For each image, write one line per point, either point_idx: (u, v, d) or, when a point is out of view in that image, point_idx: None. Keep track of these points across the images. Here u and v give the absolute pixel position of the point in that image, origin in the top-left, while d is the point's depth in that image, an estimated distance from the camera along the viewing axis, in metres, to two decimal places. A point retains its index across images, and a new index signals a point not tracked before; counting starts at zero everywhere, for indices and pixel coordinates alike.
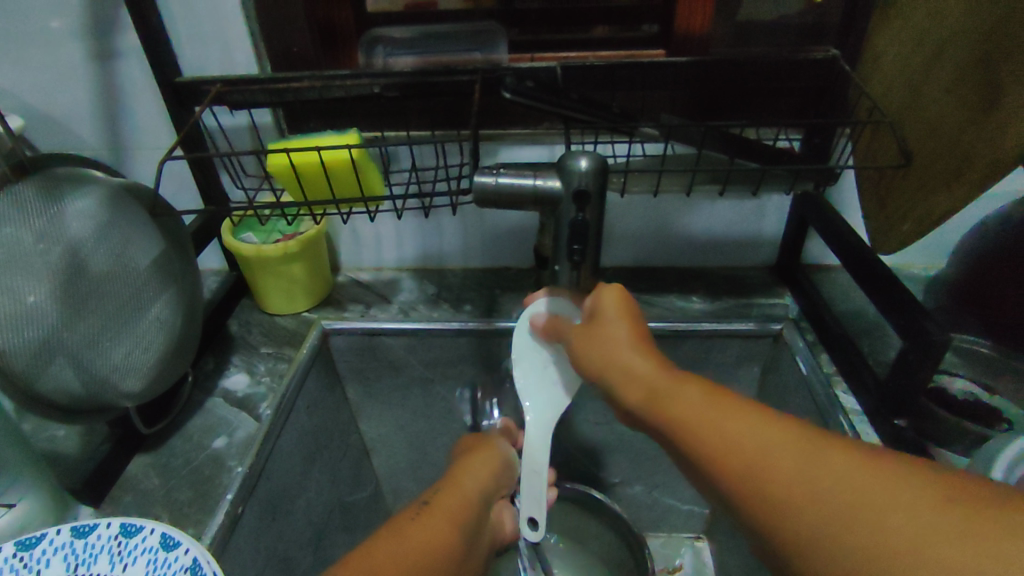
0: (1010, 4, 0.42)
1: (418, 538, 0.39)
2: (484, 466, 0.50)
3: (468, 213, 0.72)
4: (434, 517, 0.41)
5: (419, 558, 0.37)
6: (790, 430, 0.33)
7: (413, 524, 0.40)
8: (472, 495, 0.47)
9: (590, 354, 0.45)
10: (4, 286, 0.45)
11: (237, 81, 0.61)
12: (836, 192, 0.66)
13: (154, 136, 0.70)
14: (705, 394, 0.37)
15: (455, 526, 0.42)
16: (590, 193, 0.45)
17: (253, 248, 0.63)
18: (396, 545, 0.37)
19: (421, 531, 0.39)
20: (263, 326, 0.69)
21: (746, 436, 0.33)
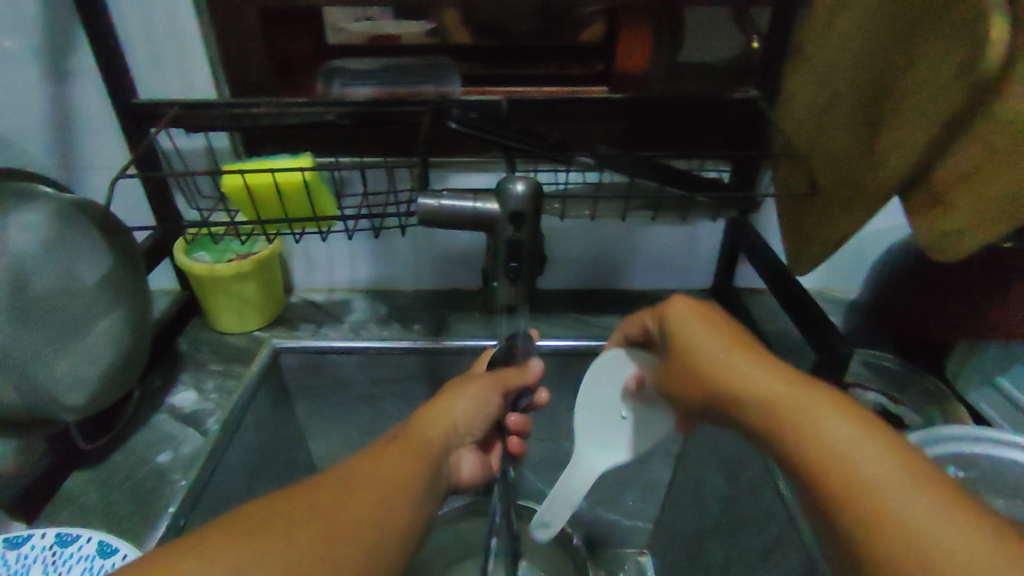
0: (890, 56, 0.48)
1: (378, 473, 0.38)
2: (461, 406, 0.51)
3: (419, 235, 0.75)
4: (392, 457, 0.41)
5: (379, 494, 0.37)
6: (954, 504, 0.27)
7: (373, 457, 0.40)
8: (437, 432, 0.48)
9: (710, 363, 0.37)
10: None
11: (194, 106, 0.63)
12: (762, 219, 0.72)
13: (108, 156, 0.71)
14: (859, 427, 0.31)
15: (417, 463, 0.42)
16: (525, 215, 0.48)
17: (204, 266, 0.64)
18: (344, 471, 0.37)
19: (376, 464, 0.39)
20: (212, 344, 0.70)
21: (901, 500, 0.28)
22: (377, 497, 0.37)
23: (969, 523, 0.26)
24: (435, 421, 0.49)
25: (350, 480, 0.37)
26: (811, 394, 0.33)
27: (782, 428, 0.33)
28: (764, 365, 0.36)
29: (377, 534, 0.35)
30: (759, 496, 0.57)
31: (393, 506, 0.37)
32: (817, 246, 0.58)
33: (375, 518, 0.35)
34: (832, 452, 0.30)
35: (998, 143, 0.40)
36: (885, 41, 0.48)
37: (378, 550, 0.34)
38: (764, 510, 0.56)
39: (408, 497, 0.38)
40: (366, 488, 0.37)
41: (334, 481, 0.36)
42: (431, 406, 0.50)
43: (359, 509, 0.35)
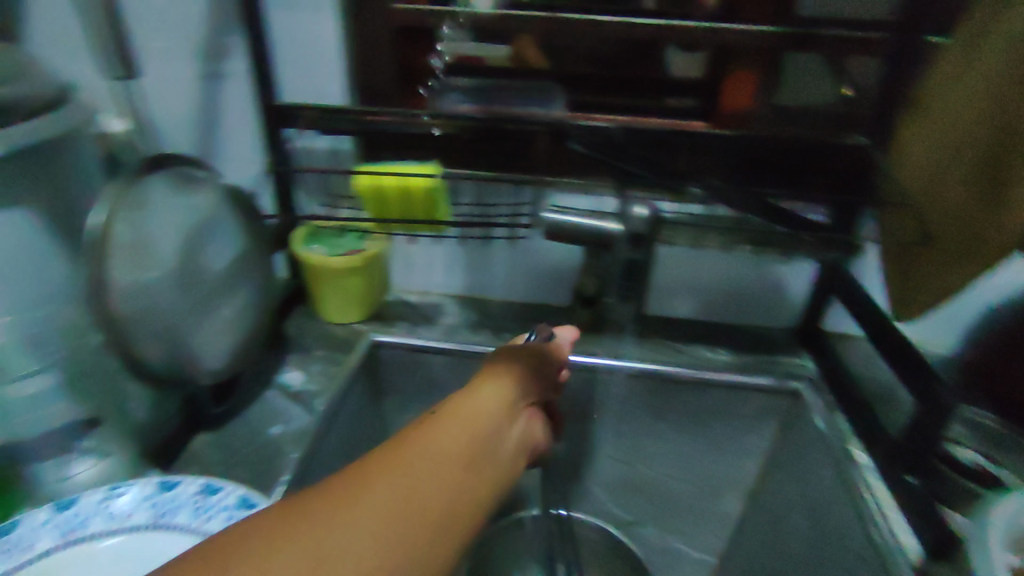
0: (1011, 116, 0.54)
1: (445, 454, 0.34)
2: (494, 389, 0.43)
3: (516, 249, 0.78)
4: (457, 431, 0.37)
5: (446, 476, 0.33)
6: None
7: (436, 429, 0.35)
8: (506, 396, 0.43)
9: None
10: (136, 263, 0.49)
11: (329, 110, 0.68)
12: (860, 263, 0.71)
13: (242, 151, 0.77)
14: None
15: (480, 440, 0.37)
16: (646, 237, 0.50)
17: (320, 258, 0.69)
18: (411, 440, 0.34)
19: (437, 435, 0.35)
20: (318, 331, 0.74)
21: None
22: (442, 482, 0.33)
23: None
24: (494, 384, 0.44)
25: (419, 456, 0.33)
26: None
27: None
28: None
29: (442, 519, 0.31)
30: (846, 539, 0.57)
31: (460, 493, 0.33)
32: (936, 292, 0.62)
33: (441, 503, 0.32)
34: None
35: None
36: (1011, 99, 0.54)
37: (445, 535, 0.31)
38: (851, 554, 0.56)
39: (474, 480, 0.35)
40: (430, 464, 0.33)
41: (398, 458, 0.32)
42: (480, 375, 0.45)
43: (425, 489, 0.31)
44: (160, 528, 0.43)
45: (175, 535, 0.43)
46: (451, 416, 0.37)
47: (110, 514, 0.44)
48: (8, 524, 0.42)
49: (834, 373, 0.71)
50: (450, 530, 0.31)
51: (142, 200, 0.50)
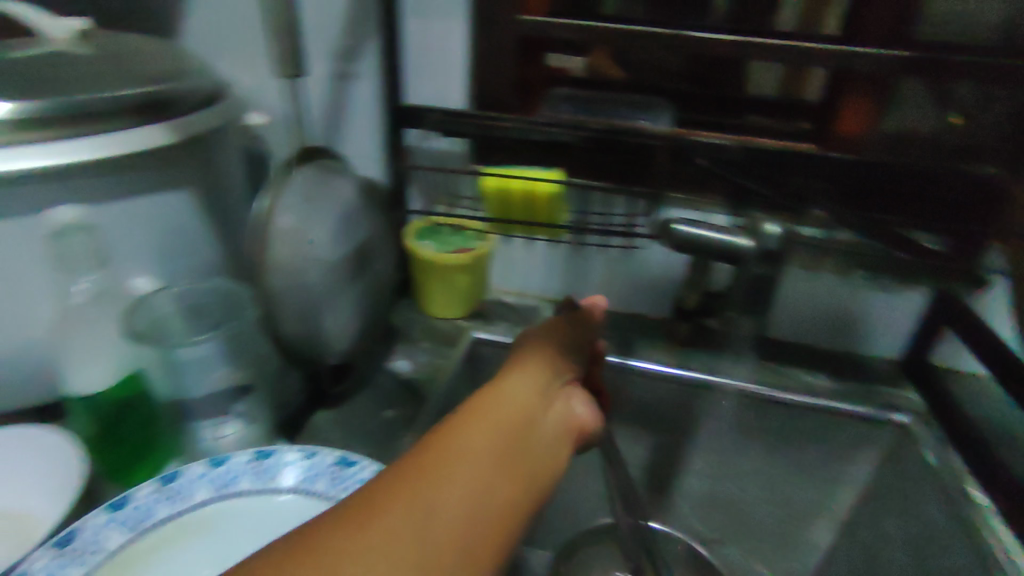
0: None
1: (474, 460, 0.32)
2: (523, 377, 0.40)
3: (617, 258, 0.79)
4: (487, 429, 0.34)
5: (472, 483, 0.31)
6: None
7: (463, 432, 0.33)
8: (535, 386, 0.41)
9: None
10: (291, 244, 0.53)
11: (454, 114, 0.71)
12: (983, 297, 0.69)
13: (362, 148, 0.80)
14: None
15: (514, 440, 0.35)
16: (777, 254, 0.53)
17: (434, 253, 0.72)
18: (431, 446, 0.32)
19: (462, 436, 0.33)
20: (422, 324, 0.77)
21: None
22: (468, 492, 0.30)
23: None
24: (525, 374, 0.41)
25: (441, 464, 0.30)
26: None
27: None
28: None
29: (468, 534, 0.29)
30: None
31: (488, 501, 0.31)
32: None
33: (467, 517, 0.29)
34: None
35: None
36: None
37: (472, 550, 0.29)
38: None
39: (506, 485, 0.32)
40: (453, 472, 0.30)
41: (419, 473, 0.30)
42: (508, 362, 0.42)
43: (446, 501, 0.29)
44: (301, 492, 0.46)
45: (314, 500, 0.46)
46: (478, 416, 0.35)
47: (256, 475, 0.47)
48: (172, 472, 0.46)
49: (948, 409, 0.68)
50: (478, 544, 0.29)
51: (296, 189, 0.54)
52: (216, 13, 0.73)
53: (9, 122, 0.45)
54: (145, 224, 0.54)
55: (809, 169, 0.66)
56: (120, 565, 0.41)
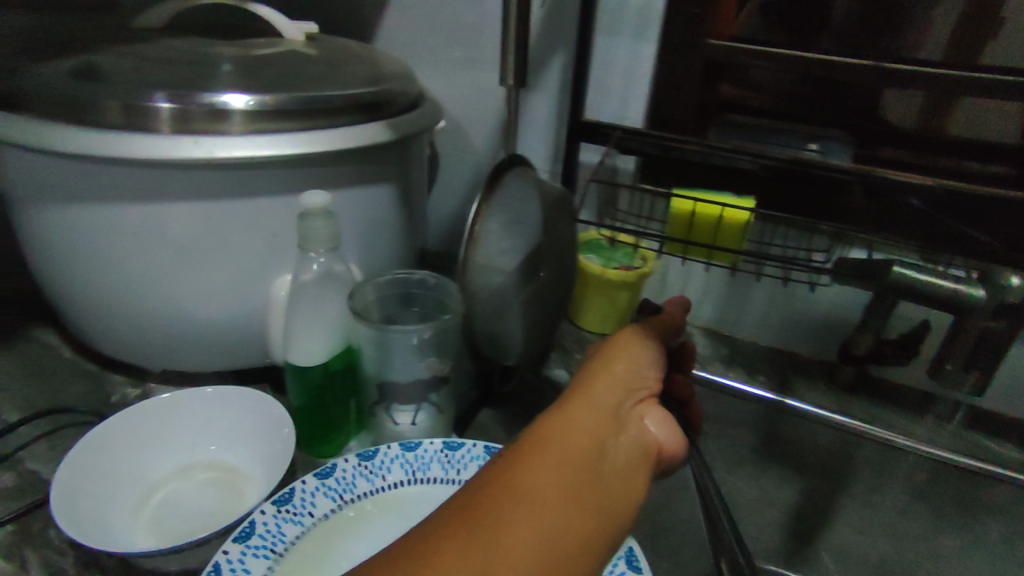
0: None
1: (538, 500, 0.31)
2: (584, 406, 0.37)
3: (779, 293, 0.76)
4: (554, 462, 0.33)
5: (534, 523, 0.30)
6: None
7: (524, 469, 0.32)
8: (611, 405, 0.38)
9: None
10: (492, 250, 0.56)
11: (637, 132, 0.72)
12: None
13: (536, 159, 0.82)
14: None
15: (582, 471, 0.33)
16: None
17: (598, 268, 0.73)
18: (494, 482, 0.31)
19: (528, 471, 0.32)
20: (575, 336, 0.78)
21: None
22: (530, 532, 0.30)
23: None
24: (597, 394, 0.39)
25: (503, 503, 0.30)
26: None
27: None
28: None
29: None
30: None
31: (555, 541, 0.30)
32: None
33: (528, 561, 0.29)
34: None
35: None
36: None
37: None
38: None
39: (575, 522, 0.31)
40: (518, 513, 0.30)
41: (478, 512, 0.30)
42: (568, 387, 0.39)
43: (511, 542, 0.29)
44: None
45: None
46: (540, 447, 0.34)
47: (444, 464, 0.48)
48: (372, 450, 0.48)
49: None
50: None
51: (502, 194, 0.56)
52: (420, 24, 0.79)
53: (262, 111, 0.50)
54: (353, 211, 0.58)
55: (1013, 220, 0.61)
56: (325, 532, 0.43)
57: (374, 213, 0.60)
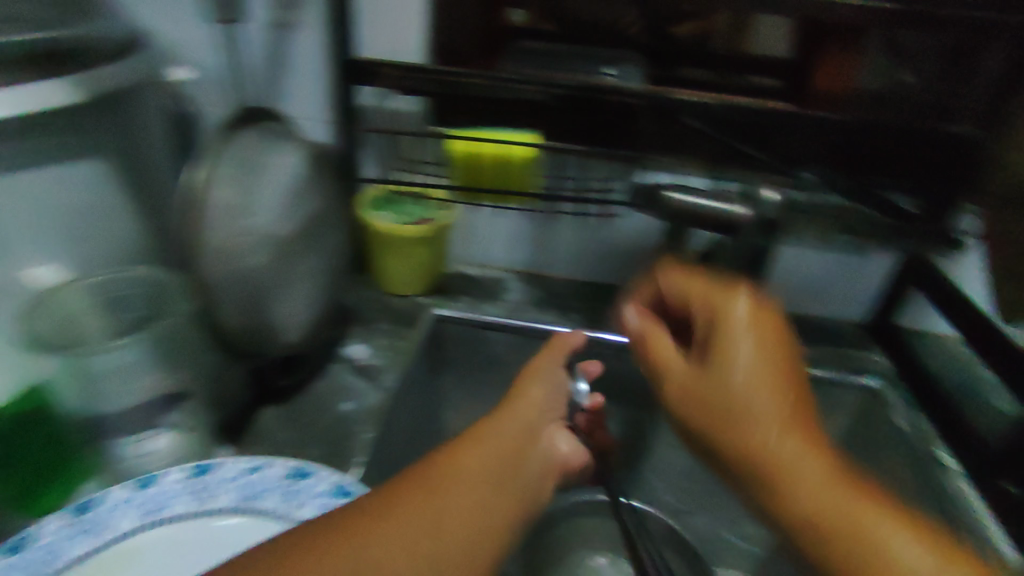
0: None
1: (472, 480, 0.37)
2: (509, 412, 0.46)
3: (584, 228, 0.74)
4: (487, 451, 0.41)
5: (476, 495, 0.36)
6: None
7: (463, 462, 0.38)
8: (528, 418, 0.47)
9: None
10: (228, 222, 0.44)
11: (411, 68, 0.62)
12: (953, 261, 0.68)
13: (309, 108, 0.70)
14: None
15: (506, 462, 0.40)
16: (775, 223, 0.47)
17: (391, 226, 0.66)
18: (440, 471, 0.37)
19: (466, 462, 0.38)
20: (378, 303, 0.71)
21: None
22: (472, 501, 0.36)
23: None
24: (518, 410, 0.47)
25: (449, 484, 0.36)
26: None
27: None
28: None
29: (474, 540, 0.34)
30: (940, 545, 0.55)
31: (492, 507, 0.37)
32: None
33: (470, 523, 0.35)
34: None
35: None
36: None
37: (482, 544, 0.35)
38: None
39: (503, 497, 0.38)
40: (467, 483, 0.37)
41: (433, 488, 0.35)
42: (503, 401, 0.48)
43: (461, 506, 0.35)
44: (252, 512, 0.40)
45: (264, 520, 0.40)
46: (478, 437, 0.42)
47: (196, 495, 0.41)
48: (94, 498, 0.39)
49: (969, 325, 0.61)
50: (488, 540, 0.35)
51: (236, 156, 0.46)
52: None
53: None
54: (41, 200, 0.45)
55: (794, 131, 0.63)
56: None
57: (65, 199, 0.47)
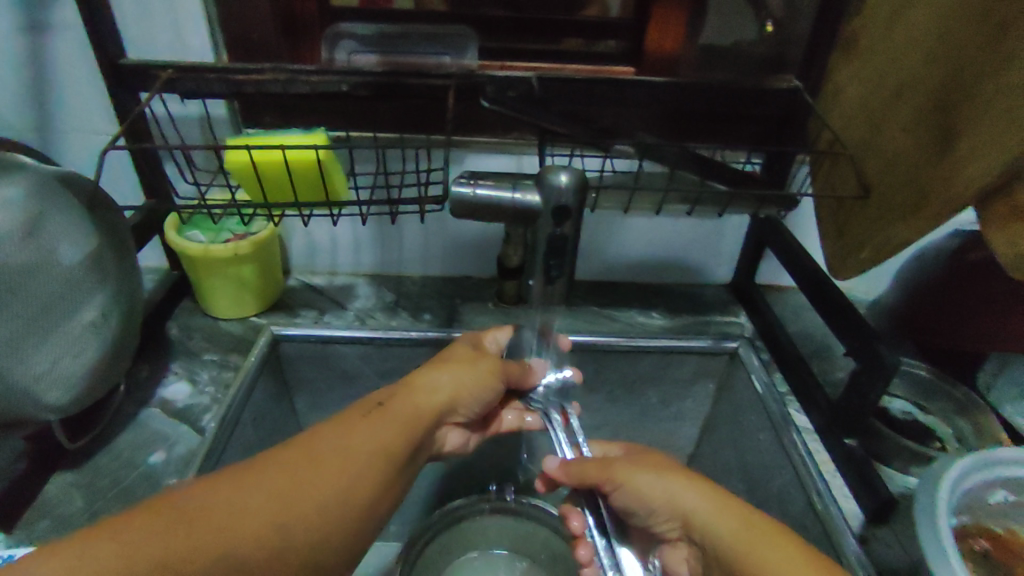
0: (952, 63, 0.44)
1: (366, 435, 0.39)
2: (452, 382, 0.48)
3: (430, 222, 0.70)
4: (382, 421, 0.41)
5: (346, 488, 0.37)
6: (905, 188, 0.48)
7: (361, 423, 0.40)
8: (416, 419, 0.44)
9: (841, 171, 0.56)
10: None
11: (191, 69, 0.54)
12: (796, 217, 0.68)
13: (92, 120, 0.61)
14: (981, 138, 0.42)
15: (403, 434, 0.42)
16: (572, 210, 0.43)
17: (199, 247, 0.59)
18: (323, 445, 0.38)
19: (356, 437, 0.39)
20: (205, 331, 0.65)
21: (977, 146, 0.42)
22: (342, 490, 0.36)
23: (917, 160, 0.47)
24: (410, 403, 0.44)
25: (318, 459, 0.37)
26: (979, 56, 0.42)
27: (876, 163, 0.51)
28: (945, 57, 0.45)
29: (333, 522, 0.36)
30: (788, 507, 0.56)
31: (362, 495, 0.37)
32: (989, 232, 0.42)
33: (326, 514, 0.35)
34: (896, 139, 0.49)
35: (932, 178, 0.46)
36: (955, 54, 0.44)
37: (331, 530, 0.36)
38: (796, 521, 0.55)
39: (381, 482, 0.38)
40: (343, 467, 0.37)
41: (317, 446, 0.38)
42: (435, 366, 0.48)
43: (326, 491, 0.36)
44: None
45: None
46: (386, 415, 0.42)
47: None
48: None
49: (817, 290, 0.59)
50: (342, 530, 0.36)
51: None
52: None
53: None
54: None
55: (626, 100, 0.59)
56: None
57: None
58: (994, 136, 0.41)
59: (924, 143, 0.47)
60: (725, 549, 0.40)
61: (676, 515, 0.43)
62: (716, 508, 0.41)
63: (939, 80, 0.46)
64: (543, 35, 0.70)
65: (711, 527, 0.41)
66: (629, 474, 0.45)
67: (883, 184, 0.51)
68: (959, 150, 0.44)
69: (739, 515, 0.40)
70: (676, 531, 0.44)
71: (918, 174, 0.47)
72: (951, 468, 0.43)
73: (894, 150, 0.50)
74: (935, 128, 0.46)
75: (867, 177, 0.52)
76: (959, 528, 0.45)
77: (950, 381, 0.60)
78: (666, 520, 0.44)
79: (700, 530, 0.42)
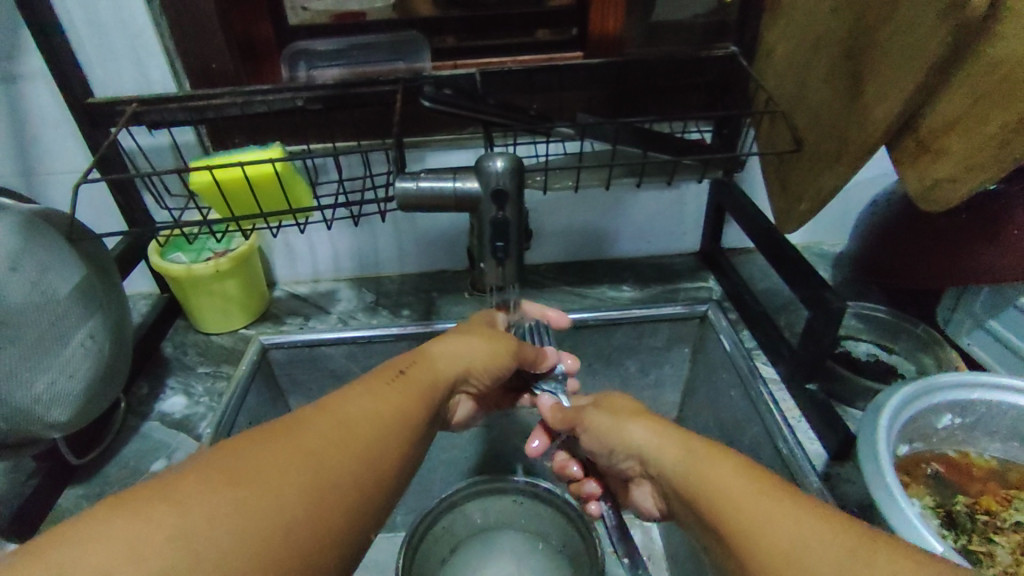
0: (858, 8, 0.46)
1: (381, 404, 0.40)
2: (457, 345, 0.49)
3: (400, 220, 0.73)
4: (405, 388, 0.43)
5: (365, 454, 0.37)
6: (831, 135, 0.50)
7: (369, 395, 0.41)
8: (422, 380, 0.45)
9: (778, 128, 0.58)
10: None
11: (154, 100, 0.57)
12: (748, 179, 0.70)
13: (68, 159, 0.65)
14: (891, 71, 0.43)
15: (422, 402, 0.43)
16: (511, 192, 0.46)
17: (182, 267, 0.62)
18: (324, 417, 0.38)
19: (380, 409, 0.40)
20: (199, 346, 0.68)
21: (887, 83, 0.43)
22: (363, 461, 0.37)
23: (838, 107, 0.49)
24: (418, 367, 0.45)
25: (327, 434, 0.37)
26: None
27: (805, 114, 0.53)
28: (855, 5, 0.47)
29: (365, 491, 0.36)
30: (760, 456, 0.59)
31: (383, 470, 0.38)
32: (908, 171, 0.45)
33: (356, 483, 0.36)
34: (819, 89, 0.51)
35: (849, 121, 0.48)
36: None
37: (363, 507, 0.36)
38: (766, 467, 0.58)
39: (395, 459, 0.39)
40: (355, 436, 0.37)
41: (322, 417, 0.38)
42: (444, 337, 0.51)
43: (338, 472, 0.35)
44: None
45: None
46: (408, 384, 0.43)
47: None
48: None
49: (773, 247, 0.61)
50: (375, 497, 0.37)
51: None
52: None
53: None
54: None
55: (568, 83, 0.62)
56: None
57: None
58: (900, 71, 0.42)
59: (842, 89, 0.49)
60: (671, 480, 0.42)
61: (632, 453, 0.47)
62: (660, 442, 0.44)
63: (849, 25, 0.47)
64: (494, 31, 0.72)
65: (656, 460, 0.44)
66: (624, 431, 0.47)
67: (812, 134, 0.52)
68: (871, 91, 0.45)
69: (680, 445, 0.43)
70: (635, 470, 0.48)
71: (840, 120, 0.49)
72: (893, 396, 0.44)
73: (817, 98, 0.51)
74: (850, 74, 0.48)
75: (799, 130, 0.54)
76: (909, 457, 0.47)
77: (910, 320, 0.62)
78: (625, 458, 0.48)
79: (651, 464, 0.44)
